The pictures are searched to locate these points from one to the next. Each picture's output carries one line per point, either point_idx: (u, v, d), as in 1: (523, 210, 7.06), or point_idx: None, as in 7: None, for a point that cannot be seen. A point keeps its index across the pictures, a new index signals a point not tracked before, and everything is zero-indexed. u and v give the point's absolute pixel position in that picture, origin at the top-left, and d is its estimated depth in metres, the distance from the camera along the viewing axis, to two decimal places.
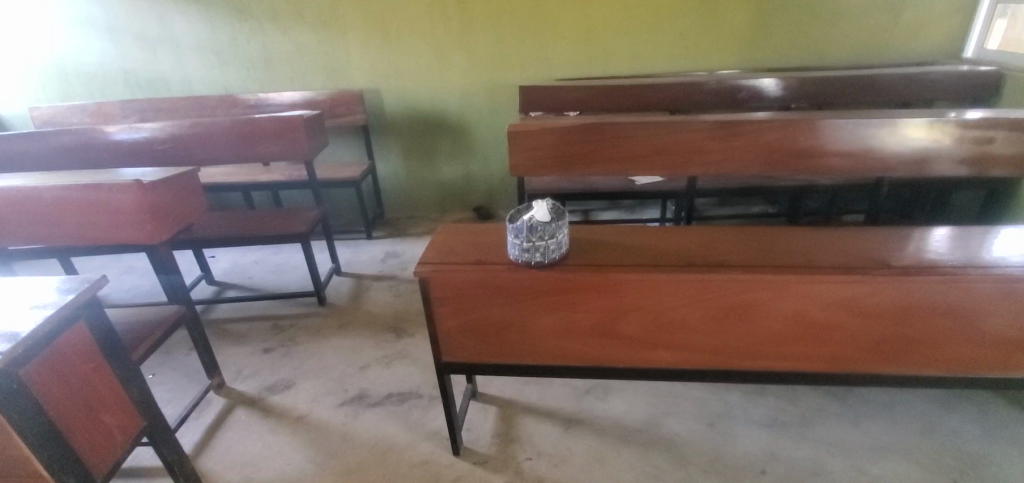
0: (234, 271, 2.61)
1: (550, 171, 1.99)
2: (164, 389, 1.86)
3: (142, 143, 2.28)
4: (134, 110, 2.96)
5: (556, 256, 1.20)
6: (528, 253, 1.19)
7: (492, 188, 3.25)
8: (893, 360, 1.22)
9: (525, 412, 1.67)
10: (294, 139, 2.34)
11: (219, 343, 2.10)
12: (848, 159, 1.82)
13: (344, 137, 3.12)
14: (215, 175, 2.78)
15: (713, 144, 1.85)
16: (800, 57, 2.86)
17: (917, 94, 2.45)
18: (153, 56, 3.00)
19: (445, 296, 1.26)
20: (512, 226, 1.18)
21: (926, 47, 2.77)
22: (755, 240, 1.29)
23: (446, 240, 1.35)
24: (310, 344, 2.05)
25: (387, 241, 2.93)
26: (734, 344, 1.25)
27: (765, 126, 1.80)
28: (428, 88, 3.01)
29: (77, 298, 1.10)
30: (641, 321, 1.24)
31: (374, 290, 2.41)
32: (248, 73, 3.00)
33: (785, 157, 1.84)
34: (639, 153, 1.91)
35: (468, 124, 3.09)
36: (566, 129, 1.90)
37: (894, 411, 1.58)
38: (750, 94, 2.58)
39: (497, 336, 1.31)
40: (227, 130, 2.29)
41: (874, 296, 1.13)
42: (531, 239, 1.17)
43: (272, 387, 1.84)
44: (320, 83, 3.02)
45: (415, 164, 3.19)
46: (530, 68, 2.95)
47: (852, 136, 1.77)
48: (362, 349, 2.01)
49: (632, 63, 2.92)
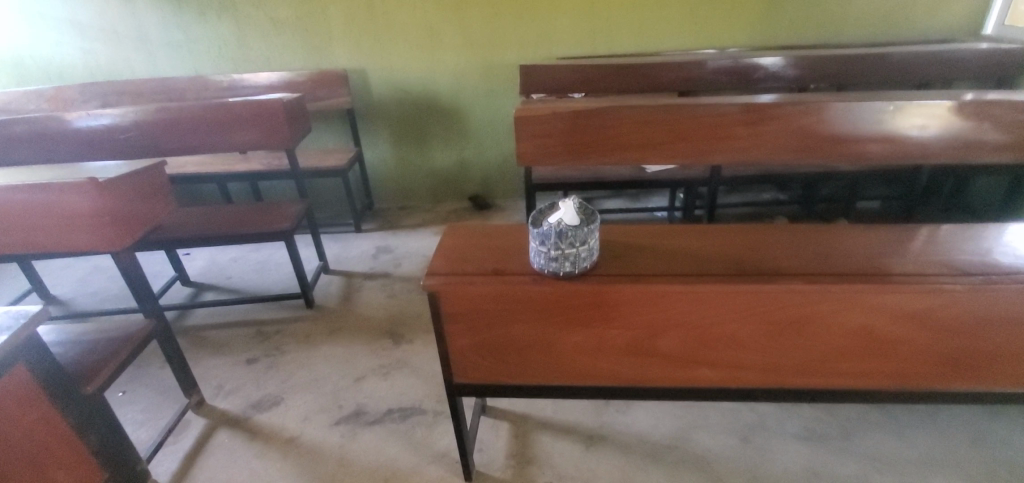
0: (212, 271, 2.39)
1: (561, 160, 1.78)
2: (136, 408, 1.67)
3: (102, 131, 2.06)
4: (96, 94, 2.70)
5: (586, 266, 1.04)
6: (556, 262, 1.02)
7: (487, 176, 3.04)
8: (961, 374, 1.09)
9: (542, 428, 1.52)
10: (273, 127, 2.09)
11: (196, 354, 1.90)
12: (881, 144, 1.67)
13: (328, 122, 2.88)
14: (186, 165, 2.54)
15: (741, 129, 1.67)
16: (813, 34, 2.71)
17: (938, 74, 2.36)
18: (113, 35, 2.71)
19: (457, 312, 1.09)
20: (537, 231, 1.01)
21: (944, 24, 2.65)
22: (802, 241, 1.15)
23: (456, 244, 1.17)
24: (298, 354, 1.87)
25: (378, 234, 2.73)
26: (787, 361, 1.10)
27: (800, 110, 1.63)
28: (418, 70, 2.79)
29: (14, 336, 0.90)
30: (684, 336, 1.08)
31: (366, 290, 2.23)
32: (221, 52, 2.74)
33: (819, 143, 1.68)
34: (659, 140, 1.71)
35: (461, 107, 2.87)
36: (578, 111, 1.69)
37: (938, 420, 1.48)
38: (765, 74, 2.44)
39: (518, 355, 1.14)
40: (196, 116, 2.06)
41: (949, 307, 1.00)
42: (560, 246, 1.00)
43: (257, 405, 1.65)
44: (299, 63, 2.76)
45: (404, 151, 2.96)
46: (529, 46, 2.74)
47: (884, 118, 1.62)
48: (356, 358, 1.83)
49: (638, 41, 2.73)
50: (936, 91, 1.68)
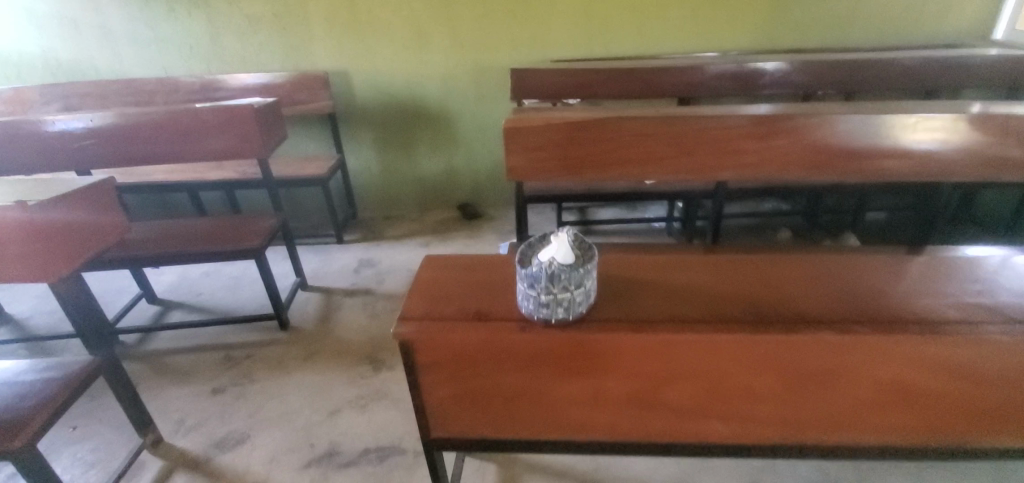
0: (181, 287, 2.24)
1: (555, 175, 1.63)
2: (86, 447, 1.52)
3: (56, 138, 1.90)
4: (57, 96, 2.53)
5: (582, 311, 0.90)
6: (547, 308, 0.88)
7: (477, 183, 2.89)
8: (1003, 429, 0.96)
9: (532, 470, 1.38)
10: (243, 134, 1.93)
11: (159, 382, 1.75)
12: (900, 161, 1.53)
13: (308, 127, 2.73)
14: (155, 173, 2.38)
15: (750, 142, 1.54)
16: (819, 37, 2.58)
17: (951, 81, 2.24)
18: (77, 33, 2.54)
19: (435, 362, 0.95)
20: (526, 272, 0.88)
21: (953, 29, 2.53)
22: (825, 276, 1.01)
23: (436, 280, 1.04)
24: (269, 383, 1.72)
25: (361, 245, 2.57)
26: (808, 415, 0.97)
27: (814, 122, 1.50)
28: (404, 72, 2.64)
29: None
30: (693, 389, 0.95)
31: (346, 309, 2.08)
32: (193, 51, 2.57)
33: (834, 159, 1.55)
34: (661, 154, 1.58)
35: (450, 111, 2.72)
36: (574, 123, 1.55)
37: (963, 462, 1.35)
38: (772, 79, 2.29)
39: (504, 408, 1.00)
40: (160, 123, 1.90)
41: (995, 359, 0.87)
42: (551, 289, 0.87)
43: (221, 443, 1.51)
44: (277, 63, 2.60)
45: (390, 157, 2.81)
46: (521, 47, 2.59)
47: (900, 134, 1.49)
48: (332, 388, 1.69)
49: (636, 43, 2.60)
50: (943, 103, 1.57)
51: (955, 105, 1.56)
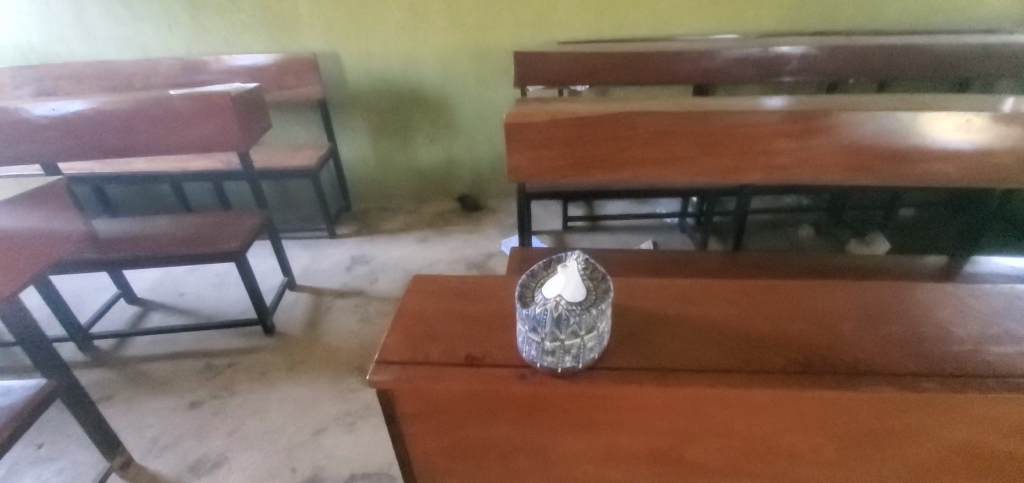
0: (163, 286, 2.13)
1: (561, 175, 1.46)
2: (53, 469, 1.41)
3: (18, 129, 1.75)
4: (29, 80, 2.37)
5: (594, 358, 0.76)
6: (552, 356, 0.74)
7: (478, 174, 2.73)
8: None
9: None
10: (221, 125, 1.77)
11: (135, 394, 1.65)
12: (952, 163, 1.36)
13: (298, 113, 2.56)
14: (133, 163, 2.24)
15: (781, 142, 1.37)
16: (850, 18, 2.37)
17: (996, 70, 2.04)
18: (48, 11, 2.37)
19: (419, 413, 0.81)
20: (528, 314, 0.73)
21: (997, 10, 2.32)
22: (881, 310, 0.86)
23: (423, 311, 0.89)
24: (251, 396, 1.61)
25: (354, 240, 2.43)
26: (857, 475, 0.83)
27: (855, 120, 1.33)
28: (399, 54, 2.45)
29: None
30: (722, 445, 0.81)
31: (336, 312, 1.95)
32: (172, 31, 2.40)
33: (876, 161, 1.38)
34: (681, 154, 1.41)
35: (449, 96, 2.55)
36: (583, 118, 1.39)
37: None
38: (801, 66, 2.11)
39: (501, 461, 0.87)
40: (129, 113, 1.74)
41: None
42: (557, 336, 0.72)
43: (196, 466, 1.40)
44: (263, 45, 2.43)
45: (385, 145, 2.65)
46: (525, 28, 2.40)
47: (947, 133, 1.32)
48: (317, 403, 1.57)
49: (650, 24, 2.40)
50: (971, 96, 1.39)
51: (995, 98, 1.39)
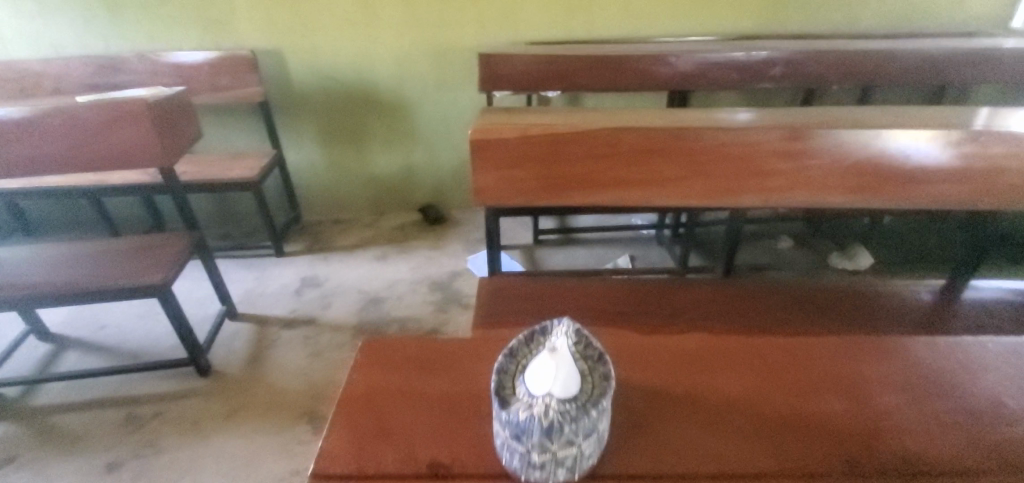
0: (81, 318, 1.86)
1: (535, 198, 1.30)
2: None
3: None
4: None
5: (592, 464, 0.60)
6: (541, 468, 0.58)
7: (441, 182, 2.53)
8: None
9: None
10: (138, 137, 1.52)
11: (38, 456, 1.40)
12: (957, 185, 1.24)
13: (238, 116, 2.30)
14: (43, 178, 1.94)
15: (775, 162, 1.25)
16: (827, 21, 2.30)
17: (975, 78, 1.99)
18: None
19: None
20: (509, 419, 0.57)
21: (970, 15, 2.28)
22: (922, 376, 0.74)
23: (375, 395, 0.72)
24: (180, 453, 1.39)
25: (305, 257, 2.21)
26: None
27: (854, 140, 1.22)
28: (351, 52, 2.23)
29: None
30: None
31: (282, 346, 1.73)
32: (88, 24, 2.10)
33: (876, 183, 1.27)
34: (667, 175, 1.27)
35: (407, 99, 2.34)
36: (558, 136, 1.23)
37: None
38: (783, 71, 2.00)
39: None
40: (24, 124, 1.47)
41: None
42: (548, 447, 0.56)
43: None
44: (195, 41, 2.15)
45: (338, 151, 2.42)
46: (489, 25, 2.21)
47: (948, 151, 1.21)
48: (258, 460, 1.36)
49: (622, 23, 2.25)
50: (971, 110, 1.30)
51: (996, 113, 1.30)
